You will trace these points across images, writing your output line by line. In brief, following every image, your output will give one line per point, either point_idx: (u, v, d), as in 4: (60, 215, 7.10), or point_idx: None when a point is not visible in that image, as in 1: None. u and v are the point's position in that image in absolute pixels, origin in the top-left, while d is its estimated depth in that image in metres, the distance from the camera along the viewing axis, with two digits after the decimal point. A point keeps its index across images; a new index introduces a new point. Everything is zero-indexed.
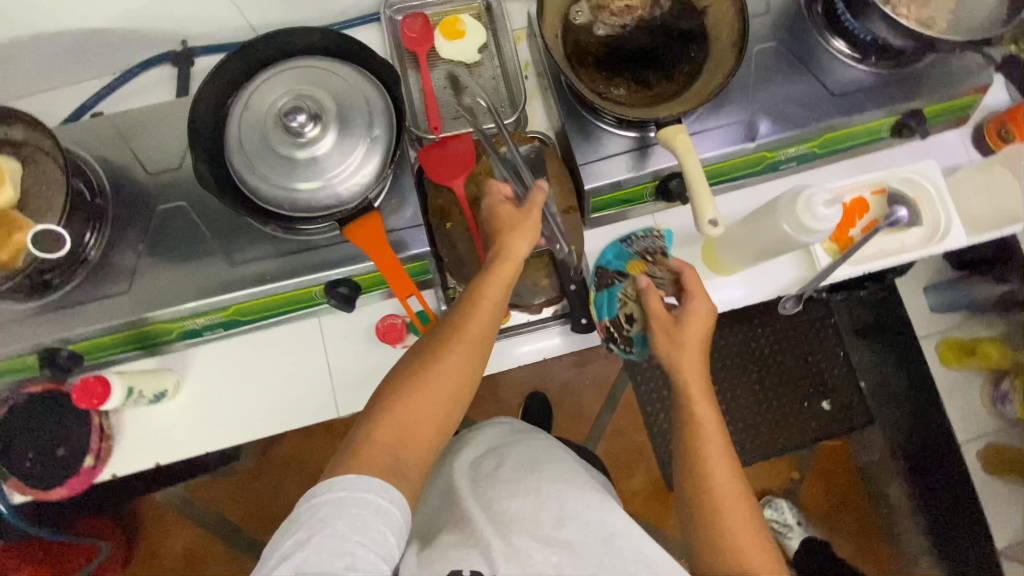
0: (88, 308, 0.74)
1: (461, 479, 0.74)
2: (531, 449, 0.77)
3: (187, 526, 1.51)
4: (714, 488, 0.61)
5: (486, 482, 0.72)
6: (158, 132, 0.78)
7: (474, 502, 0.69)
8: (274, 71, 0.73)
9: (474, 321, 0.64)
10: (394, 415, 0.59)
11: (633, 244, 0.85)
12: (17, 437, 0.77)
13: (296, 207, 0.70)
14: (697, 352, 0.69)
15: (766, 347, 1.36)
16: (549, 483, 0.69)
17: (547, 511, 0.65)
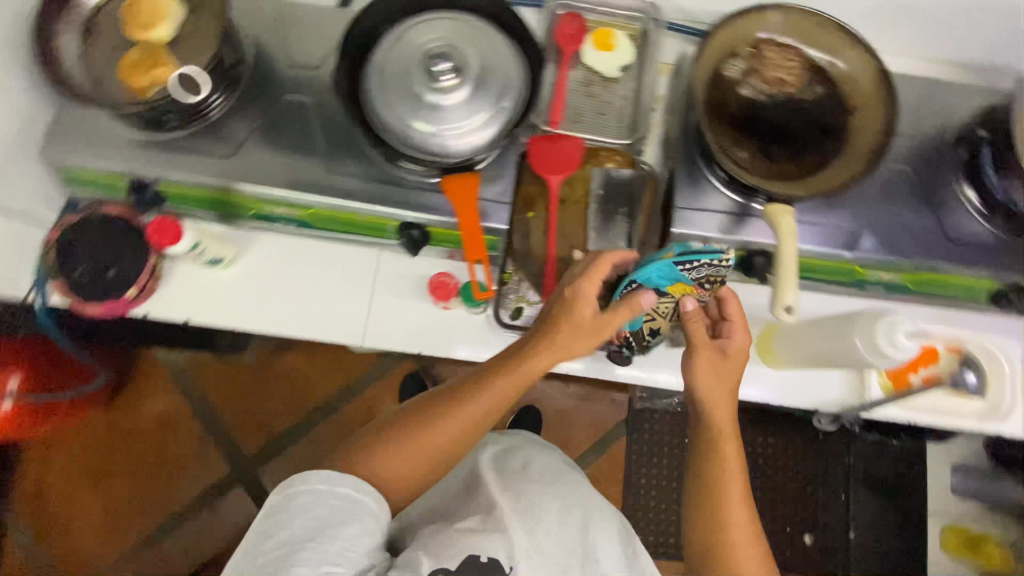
0: (189, 159, 0.78)
1: (487, 468, 0.79)
2: (553, 460, 0.83)
3: (174, 393, 1.57)
4: (733, 535, 0.61)
5: (511, 476, 0.77)
6: (312, 32, 0.82)
7: (499, 490, 0.74)
8: (435, 14, 0.75)
9: (507, 380, 0.64)
10: (393, 455, 0.62)
11: (695, 269, 0.66)
12: (78, 245, 0.81)
13: (405, 143, 0.72)
14: (721, 384, 0.66)
15: (766, 457, 1.24)
16: (570, 496, 0.75)
17: (573, 521, 0.72)
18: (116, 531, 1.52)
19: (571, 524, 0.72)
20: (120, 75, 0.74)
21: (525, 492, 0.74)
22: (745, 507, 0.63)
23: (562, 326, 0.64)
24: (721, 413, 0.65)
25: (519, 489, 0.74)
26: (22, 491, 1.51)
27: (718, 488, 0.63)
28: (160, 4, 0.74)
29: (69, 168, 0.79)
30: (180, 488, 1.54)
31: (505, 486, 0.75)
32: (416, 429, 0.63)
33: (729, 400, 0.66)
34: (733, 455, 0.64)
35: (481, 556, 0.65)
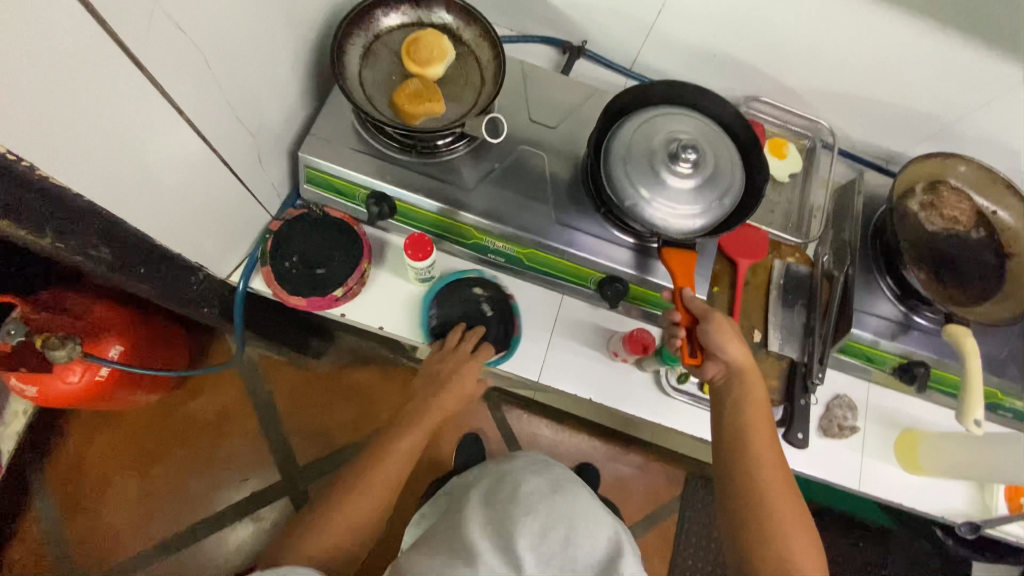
0: (426, 183, 0.84)
1: (473, 508, 0.81)
2: (553, 475, 0.88)
3: (239, 389, 1.54)
4: (759, 472, 0.66)
5: (497, 500, 0.81)
6: (553, 97, 0.91)
7: (478, 507, 0.81)
8: (685, 111, 0.83)
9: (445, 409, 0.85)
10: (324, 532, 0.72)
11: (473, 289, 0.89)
12: (295, 239, 0.85)
13: (632, 207, 0.79)
14: (733, 332, 0.73)
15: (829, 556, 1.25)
16: (553, 502, 0.80)
17: (557, 529, 0.75)
18: (144, 525, 1.42)
19: (552, 538, 0.74)
20: (393, 101, 0.80)
21: (507, 502, 0.80)
22: (769, 442, 0.68)
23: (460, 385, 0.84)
24: (746, 364, 0.73)
25: (499, 531, 0.75)
26: (55, 463, 1.42)
27: (738, 426, 0.70)
28: (441, 46, 0.81)
29: (315, 168, 0.84)
30: (222, 489, 1.47)
31: (493, 521, 0.77)
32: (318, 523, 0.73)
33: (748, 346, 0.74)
34: (759, 408, 0.71)
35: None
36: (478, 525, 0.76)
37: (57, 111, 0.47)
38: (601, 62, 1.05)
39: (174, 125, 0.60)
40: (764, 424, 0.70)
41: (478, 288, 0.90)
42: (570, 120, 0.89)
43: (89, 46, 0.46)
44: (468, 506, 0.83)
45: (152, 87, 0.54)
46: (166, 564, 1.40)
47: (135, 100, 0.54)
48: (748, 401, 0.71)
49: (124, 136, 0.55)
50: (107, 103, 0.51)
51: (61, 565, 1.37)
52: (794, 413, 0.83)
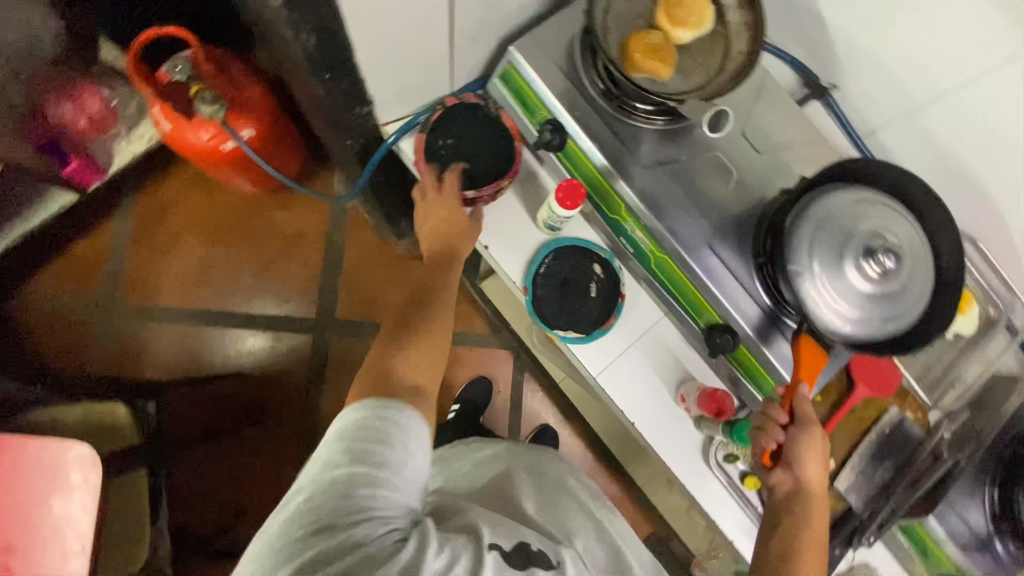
0: (606, 138, 0.79)
1: (522, 481, 0.84)
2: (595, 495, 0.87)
3: (320, 222, 1.59)
4: None
5: (544, 488, 0.84)
6: (772, 123, 0.82)
7: (528, 486, 0.84)
8: (905, 214, 0.73)
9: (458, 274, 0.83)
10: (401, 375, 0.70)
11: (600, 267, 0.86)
12: (459, 127, 0.84)
13: (795, 274, 0.72)
14: (818, 452, 0.72)
15: None
16: (601, 523, 0.82)
17: (597, 550, 0.77)
18: (190, 287, 1.53)
19: (594, 554, 0.77)
20: (626, 43, 0.75)
21: (555, 506, 0.81)
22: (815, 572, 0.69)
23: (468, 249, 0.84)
24: (815, 489, 0.72)
25: (552, 517, 0.79)
26: (149, 196, 1.53)
27: (788, 546, 0.70)
28: (702, 15, 0.74)
29: (515, 68, 0.80)
30: (262, 297, 1.55)
31: (541, 500, 0.82)
32: (393, 364, 0.71)
33: (823, 469, 0.73)
34: (816, 542, 0.70)
35: (529, 545, 0.68)
36: (532, 512, 0.78)
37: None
38: (837, 114, 0.91)
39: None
40: (818, 553, 0.70)
41: (597, 266, 0.86)
42: (777, 157, 0.81)
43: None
44: (515, 483, 0.84)
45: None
46: (189, 329, 1.52)
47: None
48: (809, 522, 0.71)
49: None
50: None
51: (115, 280, 1.51)
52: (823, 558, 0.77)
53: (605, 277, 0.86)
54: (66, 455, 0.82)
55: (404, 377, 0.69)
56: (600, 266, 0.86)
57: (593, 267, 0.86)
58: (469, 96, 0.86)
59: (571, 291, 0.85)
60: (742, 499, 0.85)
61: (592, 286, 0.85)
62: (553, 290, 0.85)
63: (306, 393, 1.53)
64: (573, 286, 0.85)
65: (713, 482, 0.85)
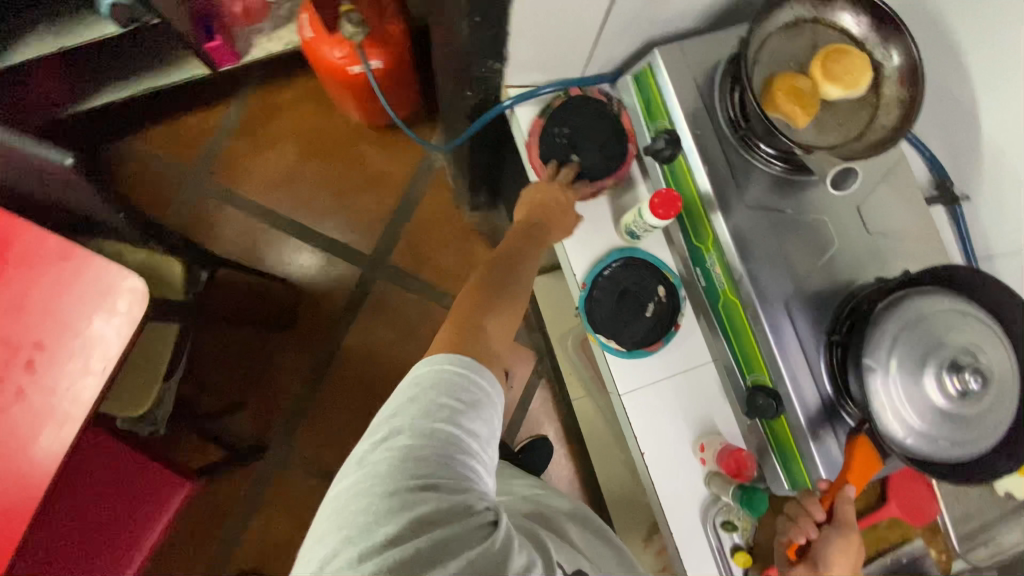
0: (717, 167, 0.78)
1: (568, 524, 0.76)
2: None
3: (406, 170, 1.63)
4: None
5: (593, 541, 0.75)
6: (889, 209, 0.79)
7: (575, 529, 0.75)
8: (1007, 341, 0.68)
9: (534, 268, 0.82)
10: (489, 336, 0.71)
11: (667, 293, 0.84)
12: (578, 118, 0.84)
13: (866, 368, 0.67)
14: (848, 568, 0.74)
15: None
16: None
17: None
18: (272, 187, 1.60)
19: None
20: (772, 80, 0.73)
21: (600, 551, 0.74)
22: None
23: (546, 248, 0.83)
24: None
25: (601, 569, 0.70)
26: (266, 94, 1.62)
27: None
28: (858, 76, 0.72)
29: (651, 72, 0.80)
30: (329, 219, 1.60)
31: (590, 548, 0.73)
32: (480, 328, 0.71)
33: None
34: None
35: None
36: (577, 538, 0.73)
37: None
38: (959, 227, 0.87)
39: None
40: None
41: (662, 289, 0.84)
42: (883, 243, 0.77)
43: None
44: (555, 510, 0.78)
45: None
46: (258, 225, 1.59)
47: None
48: None
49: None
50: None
51: (210, 157, 1.60)
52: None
53: (667, 305, 0.84)
54: (120, 282, 0.87)
55: (490, 342, 0.71)
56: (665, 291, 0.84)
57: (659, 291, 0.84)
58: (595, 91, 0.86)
59: (629, 307, 0.83)
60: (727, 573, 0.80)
61: (652, 307, 0.83)
62: (610, 296, 0.84)
63: (336, 319, 1.57)
64: (630, 299, 0.84)
65: (702, 544, 0.81)
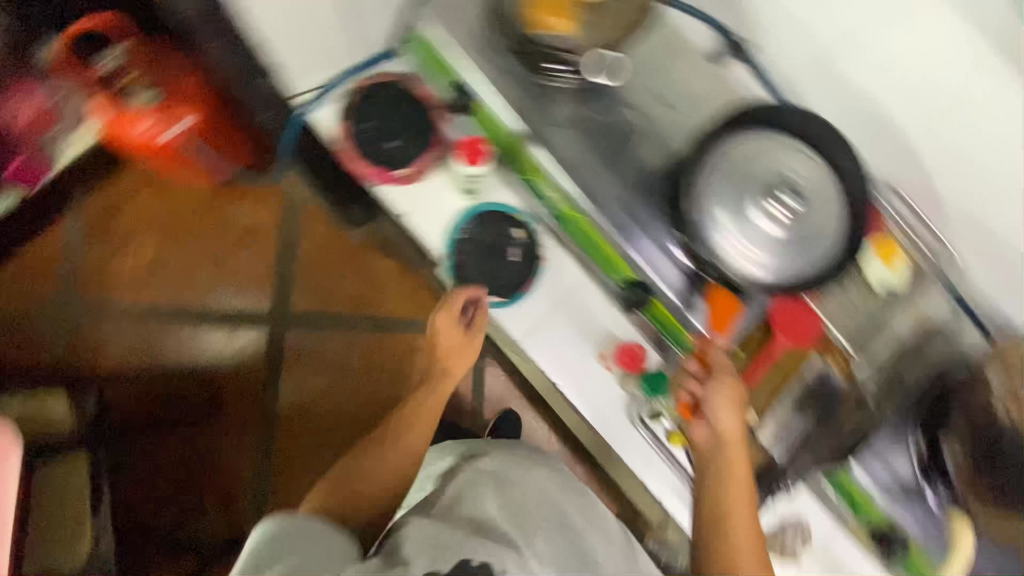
0: (515, 97, 0.79)
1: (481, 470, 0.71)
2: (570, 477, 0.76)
3: (272, 215, 1.58)
4: (735, 544, 0.65)
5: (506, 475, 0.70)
6: (683, 77, 0.82)
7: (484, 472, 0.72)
8: (812, 155, 0.73)
9: (446, 385, 0.82)
10: (379, 464, 0.73)
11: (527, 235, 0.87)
12: (374, 104, 0.83)
13: (702, 228, 0.72)
14: (734, 400, 0.72)
15: None
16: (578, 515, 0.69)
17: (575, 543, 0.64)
18: (143, 283, 1.52)
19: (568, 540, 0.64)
20: (530, 2, 0.73)
21: (529, 482, 0.70)
22: (748, 519, 0.66)
23: (445, 369, 0.83)
24: (732, 437, 0.71)
25: (513, 506, 0.65)
26: (98, 195, 1.52)
27: (715, 500, 0.68)
28: None
29: (420, 32, 0.80)
30: (215, 292, 1.54)
31: (501, 490, 0.67)
32: (373, 456, 0.74)
33: (739, 418, 0.72)
34: (742, 495, 0.67)
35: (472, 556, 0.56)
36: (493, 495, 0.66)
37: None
38: (757, 70, 0.92)
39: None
40: (747, 504, 0.67)
41: (518, 231, 0.86)
42: (690, 110, 0.81)
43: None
44: (489, 451, 0.77)
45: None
46: (146, 326, 1.51)
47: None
48: (730, 471, 0.69)
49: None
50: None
51: (66, 280, 1.50)
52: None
53: (531, 244, 0.86)
54: None
55: (377, 476, 0.73)
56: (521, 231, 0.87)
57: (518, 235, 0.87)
58: (383, 70, 0.85)
59: (497, 259, 0.85)
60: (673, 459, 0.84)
61: (519, 252, 0.86)
62: (474, 257, 0.85)
63: (262, 385, 1.52)
64: (493, 252, 0.85)
65: (641, 442, 0.85)
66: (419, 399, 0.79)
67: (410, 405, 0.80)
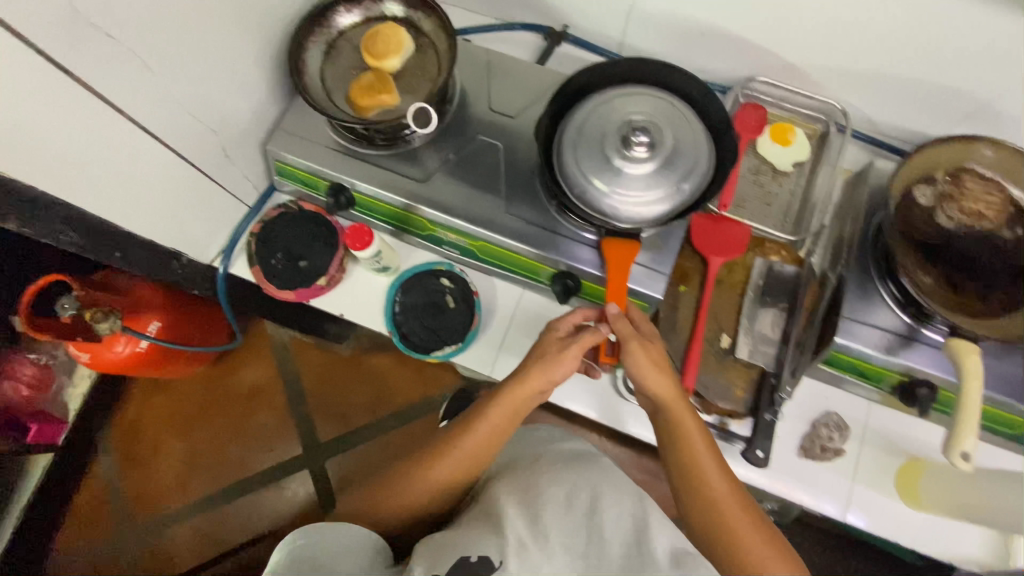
0: (380, 172, 0.85)
1: (501, 478, 0.81)
2: (571, 450, 0.84)
3: (270, 367, 1.67)
4: (714, 489, 0.67)
5: (522, 475, 0.79)
6: (516, 84, 0.88)
7: (502, 477, 0.81)
8: (647, 90, 0.77)
9: (514, 400, 0.74)
10: (426, 476, 0.77)
11: (452, 280, 0.90)
12: (274, 237, 0.90)
13: (580, 198, 0.75)
14: (653, 361, 0.69)
15: None
16: (586, 479, 0.76)
17: (579, 504, 0.72)
18: (188, 479, 1.60)
19: (575, 508, 0.72)
20: (350, 93, 0.82)
21: (547, 471, 0.79)
22: (716, 464, 0.68)
23: (515, 384, 0.74)
24: (668, 396, 0.70)
25: (526, 499, 0.74)
26: (119, 422, 1.62)
27: (688, 446, 0.69)
28: (396, 39, 0.83)
29: (280, 161, 0.88)
30: (251, 456, 1.61)
31: (515, 488, 0.77)
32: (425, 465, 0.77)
33: (669, 375, 0.70)
34: (696, 439, 0.69)
35: (469, 556, 0.67)
36: (505, 490, 0.77)
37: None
38: (584, 46, 0.99)
39: (112, 120, 0.65)
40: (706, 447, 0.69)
41: (444, 279, 0.90)
42: (534, 107, 0.86)
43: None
44: (517, 463, 0.83)
45: (60, 72, 0.57)
46: (205, 519, 1.57)
47: (53, 86, 0.57)
48: (681, 422, 0.70)
49: (56, 119, 0.59)
50: (24, 90, 0.55)
51: (120, 510, 1.57)
52: (756, 429, 0.73)
53: (461, 286, 0.90)
54: None
55: (427, 482, 0.77)
56: (443, 279, 0.90)
57: (444, 285, 0.90)
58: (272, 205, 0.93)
59: (438, 313, 0.89)
60: None
61: (453, 297, 0.89)
62: (415, 320, 0.89)
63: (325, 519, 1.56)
64: (431, 307, 0.89)
65: None
66: (480, 418, 0.76)
67: (462, 425, 0.78)
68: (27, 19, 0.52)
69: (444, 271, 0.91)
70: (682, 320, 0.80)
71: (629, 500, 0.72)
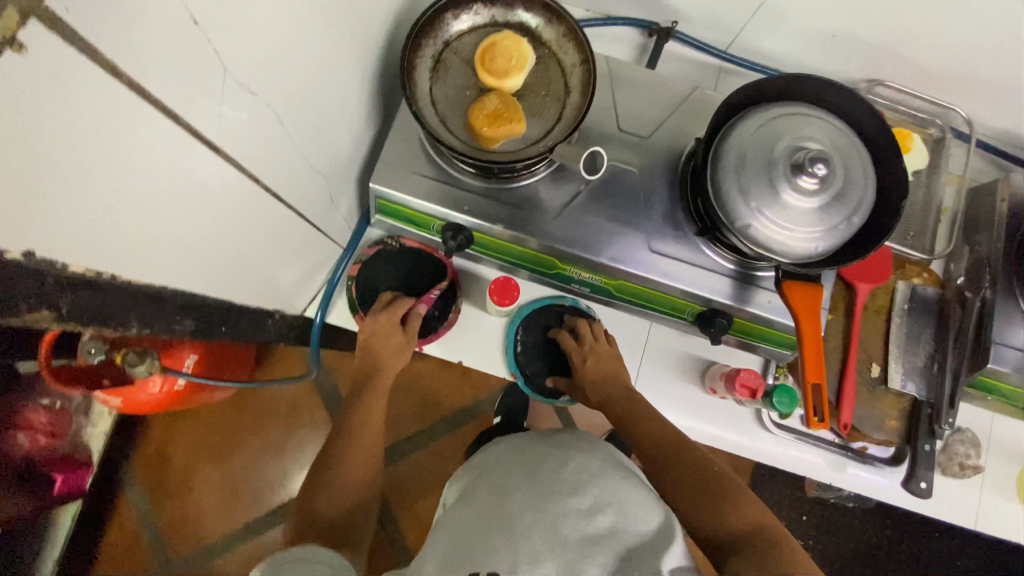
0: (503, 206, 0.75)
1: (520, 475, 0.71)
2: (607, 457, 0.73)
3: None
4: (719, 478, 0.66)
5: (544, 476, 0.69)
6: (643, 100, 0.80)
7: (522, 479, 0.70)
8: (809, 113, 0.70)
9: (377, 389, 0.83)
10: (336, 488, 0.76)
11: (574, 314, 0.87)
12: (380, 279, 0.84)
13: (743, 233, 0.67)
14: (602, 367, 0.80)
15: (894, 553, 1.24)
16: (610, 486, 0.66)
17: (603, 518, 0.63)
18: (229, 506, 1.42)
19: (598, 522, 0.62)
20: (471, 120, 0.70)
21: (573, 475, 0.68)
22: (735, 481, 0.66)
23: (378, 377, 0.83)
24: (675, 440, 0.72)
25: (543, 509, 0.64)
26: (140, 457, 1.42)
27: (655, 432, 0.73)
28: (520, 52, 0.71)
29: (382, 198, 0.76)
30: (296, 477, 1.43)
31: (534, 494, 0.66)
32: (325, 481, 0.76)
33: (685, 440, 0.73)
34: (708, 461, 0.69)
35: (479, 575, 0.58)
36: (522, 498, 0.66)
37: (113, 206, 0.39)
38: (691, 45, 0.89)
39: (239, 187, 0.52)
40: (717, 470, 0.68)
41: (566, 316, 0.87)
42: (667, 127, 0.79)
43: (131, 117, 0.36)
44: (542, 452, 0.74)
45: (205, 147, 0.44)
46: (253, 546, 1.40)
47: (202, 168, 0.46)
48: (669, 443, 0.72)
49: (193, 201, 0.47)
50: (171, 179, 0.43)
51: (158, 548, 1.39)
52: (917, 461, 0.79)
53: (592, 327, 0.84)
54: None
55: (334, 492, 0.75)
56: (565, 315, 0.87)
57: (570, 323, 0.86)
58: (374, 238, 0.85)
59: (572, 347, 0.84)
60: (831, 443, 0.84)
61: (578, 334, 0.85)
62: (541, 362, 0.86)
63: None
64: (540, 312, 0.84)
65: (791, 441, 0.84)
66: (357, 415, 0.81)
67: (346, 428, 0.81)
68: (187, 98, 0.40)
69: (573, 309, 0.87)
70: (835, 352, 0.79)
71: (654, 517, 0.64)
